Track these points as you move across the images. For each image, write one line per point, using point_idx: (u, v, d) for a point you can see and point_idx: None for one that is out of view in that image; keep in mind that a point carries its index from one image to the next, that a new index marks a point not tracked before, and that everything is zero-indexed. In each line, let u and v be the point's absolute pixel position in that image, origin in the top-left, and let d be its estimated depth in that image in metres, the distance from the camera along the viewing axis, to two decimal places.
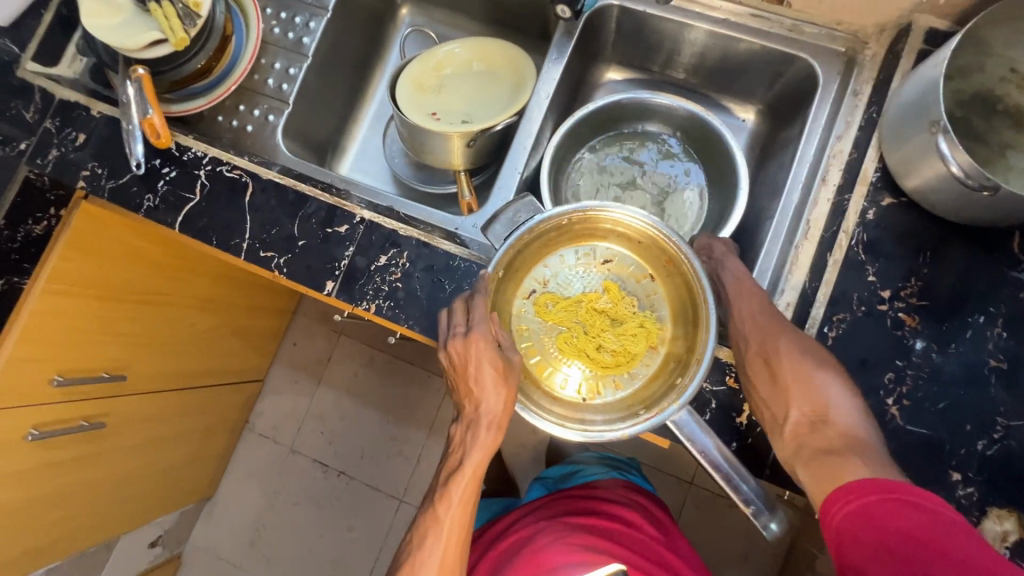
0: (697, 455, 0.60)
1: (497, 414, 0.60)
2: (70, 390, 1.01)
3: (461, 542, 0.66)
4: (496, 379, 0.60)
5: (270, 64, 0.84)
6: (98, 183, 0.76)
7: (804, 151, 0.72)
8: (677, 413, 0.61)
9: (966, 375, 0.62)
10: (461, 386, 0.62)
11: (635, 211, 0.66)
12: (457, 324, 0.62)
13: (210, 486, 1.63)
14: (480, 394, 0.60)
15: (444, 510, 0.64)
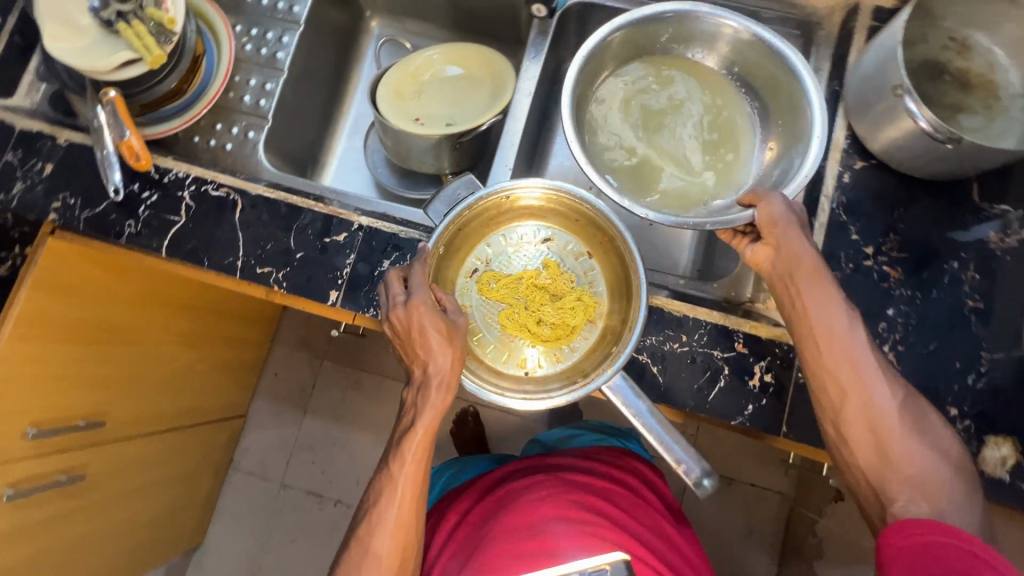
0: (631, 419, 0.62)
1: (446, 374, 0.58)
2: (44, 442, 0.94)
3: (417, 507, 0.64)
4: (442, 340, 0.58)
5: (245, 81, 0.83)
6: (72, 214, 0.72)
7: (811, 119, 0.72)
8: (610, 382, 0.62)
9: (949, 317, 0.67)
10: (408, 350, 0.61)
11: (557, 182, 0.64)
12: (395, 291, 0.61)
13: (198, 534, 1.54)
14: (427, 355, 0.59)
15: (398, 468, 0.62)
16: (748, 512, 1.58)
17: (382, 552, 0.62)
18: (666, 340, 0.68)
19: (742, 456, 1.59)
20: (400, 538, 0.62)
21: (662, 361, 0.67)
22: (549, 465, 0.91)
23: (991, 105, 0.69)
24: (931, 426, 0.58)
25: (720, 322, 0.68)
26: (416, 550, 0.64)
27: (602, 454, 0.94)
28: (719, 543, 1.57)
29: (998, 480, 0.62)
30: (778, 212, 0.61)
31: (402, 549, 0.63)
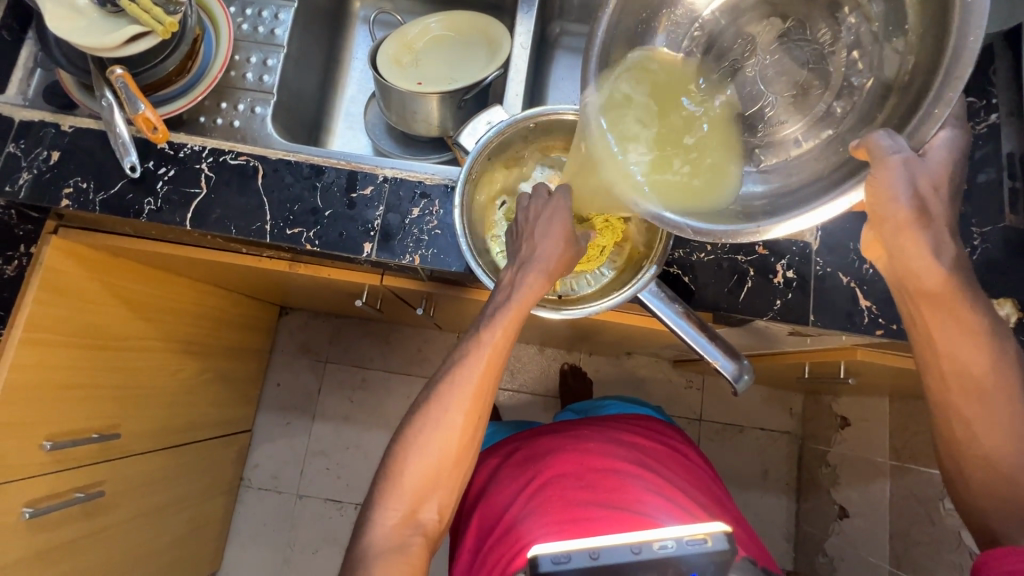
0: (669, 324, 0.63)
1: (543, 260, 0.62)
2: (60, 457, 0.90)
3: (495, 380, 0.66)
4: (558, 233, 0.63)
5: (245, 59, 0.84)
6: (86, 198, 0.71)
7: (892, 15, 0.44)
8: (644, 287, 0.64)
9: None
10: (514, 240, 0.67)
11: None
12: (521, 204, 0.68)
13: (214, 559, 1.47)
14: (540, 242, 0.63)
15: (488, 335, 0.64)
16: (762, 455, 1.63)
17: (456, 415, 0.65)
18: (693, 251, 0.71)
19: (748, 403, 1.65)
20: (474, 406, 0.65)
21: (692, 271, 0.71)
22: (597, 427, 0.96)
23: None
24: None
25: None
26: (486, 420, 0.68)
27: (634, 419, 1.00)
28: (738, 490, 1.61)
29: None
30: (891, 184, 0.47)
31: (478, 417, 0.66)
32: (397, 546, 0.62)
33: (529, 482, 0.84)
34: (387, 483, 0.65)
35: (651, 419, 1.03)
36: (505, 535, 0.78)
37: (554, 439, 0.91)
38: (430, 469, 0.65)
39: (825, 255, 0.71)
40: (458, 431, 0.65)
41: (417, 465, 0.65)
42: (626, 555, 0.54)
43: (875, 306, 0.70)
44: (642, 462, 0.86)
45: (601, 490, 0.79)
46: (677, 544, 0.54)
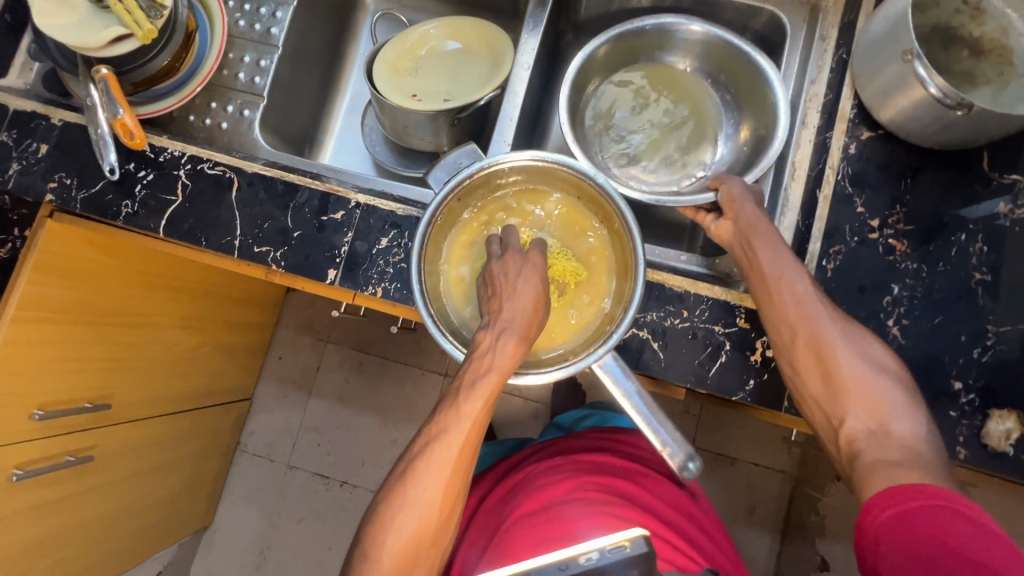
0: (620, 400, 0.60)
1: (520, 325, 0.58)
2: (52, 425, 0.95)
3: (473, 455, 0.63)
4: (534, 301, 0.60)
5: (239, 58, 0.82)
6: (68, 195, 0.72)
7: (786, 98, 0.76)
8: (599, 362, 0.60)
9: (956, 290, 0.66)
10: (487, 295, 0.62)
11: (536, 154, 0.62)
12: (493, 251, 0.64)
13: (207, 514, 1.57)
14: (510, 298, 0.59)
15: (468, 406, 0.60)
16: (753, 490, 1.58)
17: (432, 493, 0.61)
18: (667, 316, 0.67)
19: (744, 435, 1.60)
20: (454, 482, 0.62)
21: (663, 337, 0.67)
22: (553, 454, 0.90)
23: (1002, 73, 0.67)
24: (878, 363, 0.58)
25: (722, 297, 0.67)
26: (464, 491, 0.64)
27: (591, 437, 0.93)
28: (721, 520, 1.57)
29: (1001, 454, 0.62)
30: (736, 191, 0.67)
31: (458, 486, 0.62)
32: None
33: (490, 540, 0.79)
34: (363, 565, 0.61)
35: (610, 429, 0.96)
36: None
37: (518, 485, 0.86)
38: (409, 544, 0.61)
39: None
40: (436, 508, 0.61)
41: (394, 545, 0.61)
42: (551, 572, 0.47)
43: None
44: (596, 487, 0.79)
45: (552, 522, 0.73)
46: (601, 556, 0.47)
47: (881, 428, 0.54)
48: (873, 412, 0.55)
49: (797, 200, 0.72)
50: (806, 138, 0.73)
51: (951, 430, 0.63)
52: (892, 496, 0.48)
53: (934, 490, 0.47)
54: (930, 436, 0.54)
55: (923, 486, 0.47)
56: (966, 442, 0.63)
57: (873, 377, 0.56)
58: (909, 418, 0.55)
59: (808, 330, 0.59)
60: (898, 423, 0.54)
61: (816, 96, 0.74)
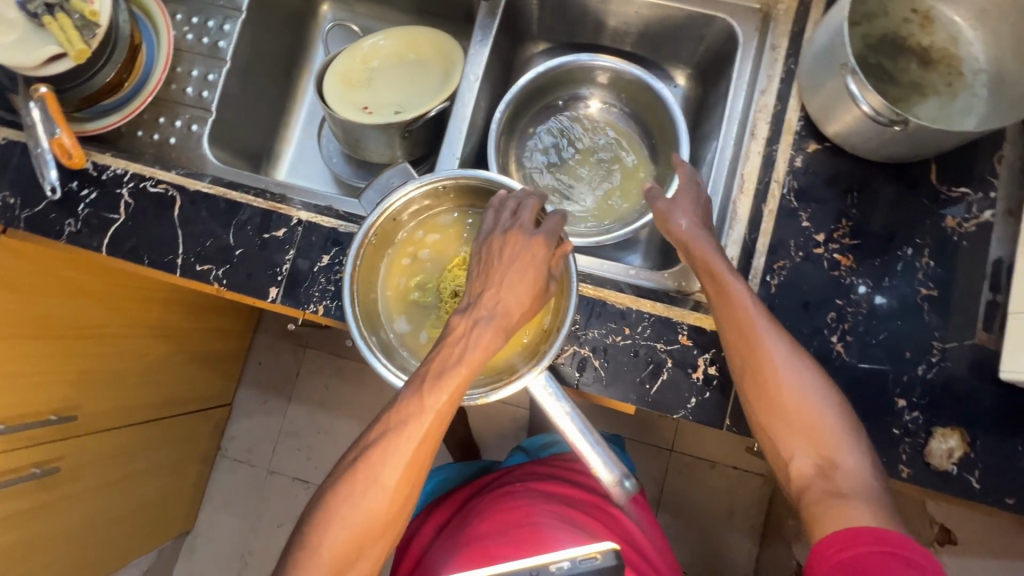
0: (555, 419, 0.60)
1: (505, 316, 0.56)
2: (15, 438, 0.95)
3: (434, 447, 0.60)
4: (528, 291, 0.57)
5: (187, 72, 0.81)
6: (11, 214, 0.72)
7: (732, 108, 0.75)
8: (535, 378, 0.59)
9: (901, 305, 0.65)
10: (477, 274, 0.59)
11: (421, 181, 0.62)
12: (504, 220, 0.60)
13: (188, 519, 1.58)
14: (503, 287, 0.57)
15: (431, 399, 0.56)
16: (732, 494, 1.57)
17: (386, 486, 0.59)
18: (608, 333, 0.66)
19: (724, 438, 1.59)
20: (404, 482, 0.59)
21: (604, 355, 0.66)
22: (521, 478, 0.92)
23: (950, 83, 0.66)
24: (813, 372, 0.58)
25: (664, 313, 0.66)
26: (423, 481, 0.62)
27: (562, 461, 0.96)
28: (701, 524, 1.57)
29: (944, 473, 0.61)
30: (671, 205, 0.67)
31: (410, 487, 0.60)
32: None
33: (457, 548, 0.81)
34: (302, 550, 0.59)
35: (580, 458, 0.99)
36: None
37: (483, 502, 0.89)
38: (353, 538, 0.59)
39: None
40: (388, 497, 0.59)
41: (340, 537, 0.59)
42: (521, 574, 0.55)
43: None
44: (568, 514, 0.81)
45: (521, 541, 0.75)
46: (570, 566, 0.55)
47: (824, 459, 0.55)
48: (816, 444, 0.55)
49: (745, 214, 0.69)
50: (755, 149, 0.71)
51: (894, 449, 0.62)
52: (845, 536, 0.50)
53: (883, 533, 0.49)
54: (874, 468, 0.54)
55: (874, 529, 0.49)
56: (909, 461, 0.62)
57: (802, 376, 0.57)
58: (833, 412, 0.56)
59: (753, 354, 0.58)
60: (843, 454, 0.55)
61: (765, 107, 0.72)
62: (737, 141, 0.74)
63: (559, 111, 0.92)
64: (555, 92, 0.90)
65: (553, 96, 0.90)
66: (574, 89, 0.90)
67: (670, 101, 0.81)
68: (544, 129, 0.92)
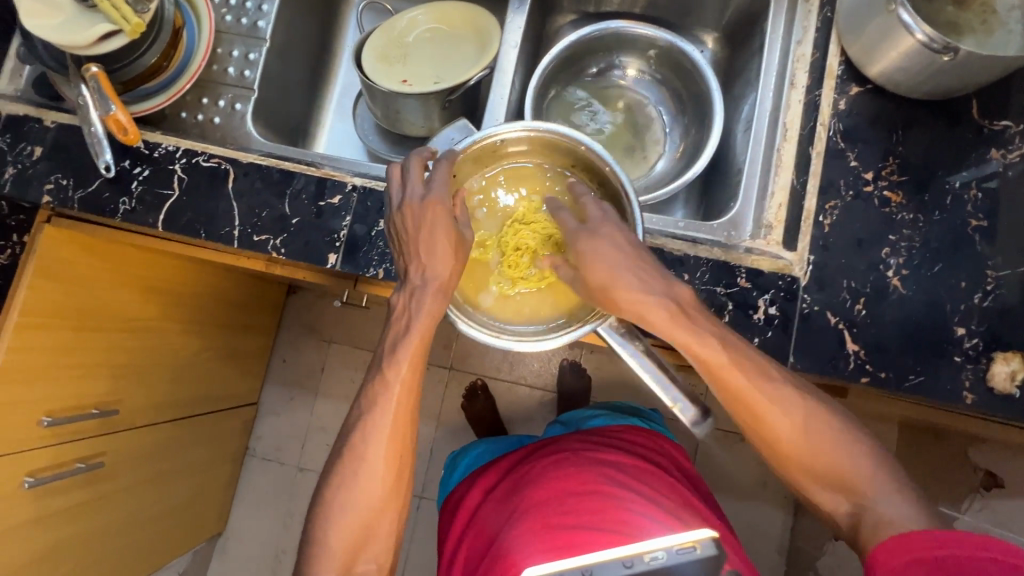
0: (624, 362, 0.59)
1: (440, 282, 0.61)
2: (60, 431, 0.95)
3: (411, 414, 0.66)
4: (448, 251, 0.61)
5: (228, 52, 0.82)
6: (65, 195, 0.73)
7: (769, 61, 0.77)
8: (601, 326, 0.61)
9: (952, 236, 0.66)
10: (400, 250, 0.64)
11: (525, 124, 0.63)
12: (401, 188, 0.63)
13: (220, 520, 1.57)
14: (427, 260, 0.62)
15: (393, 374, 0.63)
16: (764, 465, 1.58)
17: (378, 465, 0.64)
18: None
19: None
20: (392, 463, 0.65)
21: None
22: (579, 444, 0.91)
23: (986, 20, 0.68)
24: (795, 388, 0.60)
25: (722, 258, 0.68)
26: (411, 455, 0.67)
27: (620, 433, 0.95)
28: (734, 500, 1.56)
29: (1007, 395, 0.62)
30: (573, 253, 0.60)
31: (398, 463, 0.65)
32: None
33: (516, 512, 0.81)
34: (320, 531, 0.65)
35: (641, 430, 0.98)
36: (493, 561, 0.75)
37: (537, 465, 0.88)
38: (359, 525, 0.64)
39: (814, 292, 0.66)
40: (383, 472, 0.64)
41: (352, 517, 0.64)
42: (618, 569, 0.55)
43: (863, 351, 0.65)
44: (635, 485, 0.81)
45: (590, 513, 0.75)
46: (668, 556, 0.55)
47: (859, 506, 0.58)
48: (847, 490, 0.59)
49: (791, 159, 0.71)
50: (796, 98, 0.73)
51: (957, 376, 0.64)
52: (904, 541, 0.52)
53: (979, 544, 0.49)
54: (908, 499, 0.56)
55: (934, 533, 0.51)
56: (972, 386, 0.63)
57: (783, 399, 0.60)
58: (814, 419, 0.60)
59: (766, 423, 0.61)
60: (882, 506, 0.56)
61: (803, 56, 0.74)
62: (776, 92, 0.76)
63: (591, 79, 0.94)
64: (588, 60, 0.91)
65: (588, 61, 0.91)
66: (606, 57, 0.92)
67: (701, 63, 0.83)
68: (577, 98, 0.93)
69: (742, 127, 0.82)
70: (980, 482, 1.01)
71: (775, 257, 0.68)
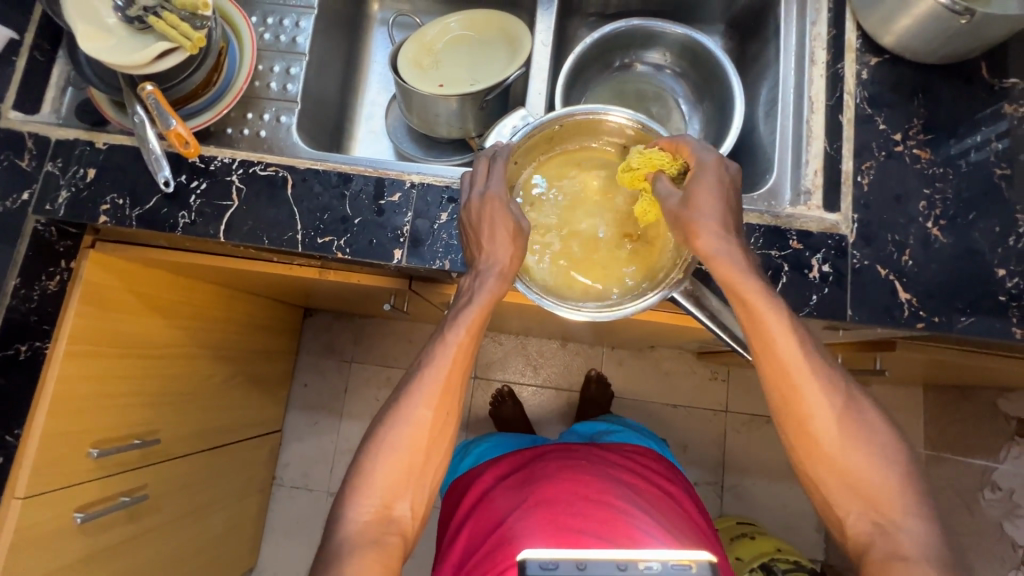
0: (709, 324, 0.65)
1: (499, 270, 0.64)
2: (106, 463, 0.92)
3: (463, 377, 0.65)
4: (508, 238, 0.64)
5: (269, 68, 0.85)
6: (122, 214, 0.73)
7: (787, 42, 0.82)
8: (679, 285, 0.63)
9: (982, 186, 0.71)
10: (470, 236, 0.67)
11: (634, 114, 0.67)
12: (477, 183, 0.67)
13: (252, 555, 1.51)
14: (490, 248, 0.64)
15: (452, 335, 0.63)
16: None
17: (421, 422, 0.63)
18: None
19: None
20: (433, 427, 0.63)
21: None
22: (594, 456, 0.87)
23: None
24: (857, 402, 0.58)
25: (772, 223, 0.71)
26: (457, 418, 0.65)
27: (631, 455, 0.91)
28: (771, 483, 1.50)
29: None
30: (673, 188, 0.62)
31: (446, 416, 0.64)
32: (371, 543, 0.58)
33: (523, 503, 0.76)
34: (359, 473, 0.62)
35: (660, 458, 0.94)
36: (493, 548, 0.70)
37: (549, 465, 0.83)
38: (397, 470, 0.62)
39: (862, 248, 0.70)
40: (428, 427, 0.63)
41: (388, 468, 0.62)
42: (610, 570, 0.46)
43: (916, 299, 0.68)
44: (644, 505, 0.76)
45: (597, 519, 0.70)
46: (662, 567, 0.46)
47: (880, 516, 0.54)
48: (872, 501, 0.55)
49: (822, 129, 0.75)
50: (818, 73, 0.78)
51: (1004, 314, 0.67)
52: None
53: None
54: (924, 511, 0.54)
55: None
56: (1020, 322, 0.67)
57: (851, 413, 0.57)
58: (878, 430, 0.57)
59: (801, 394, 0.57)
60: (904, 515, 0.54)
61: (820, 35, 0.79)
62: (797, 70, 0.81)
63: (613, 74, 0.99)
64: (609, 55, 0.96)
65: (613, 55, 0.96)
66: (624, 52, 0.96)
67: (715, 49, 0.88)
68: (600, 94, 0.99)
69: (763, 115, 0.86)
70: (1015, 430, 1.04)
71: (819, 219, 0.72)
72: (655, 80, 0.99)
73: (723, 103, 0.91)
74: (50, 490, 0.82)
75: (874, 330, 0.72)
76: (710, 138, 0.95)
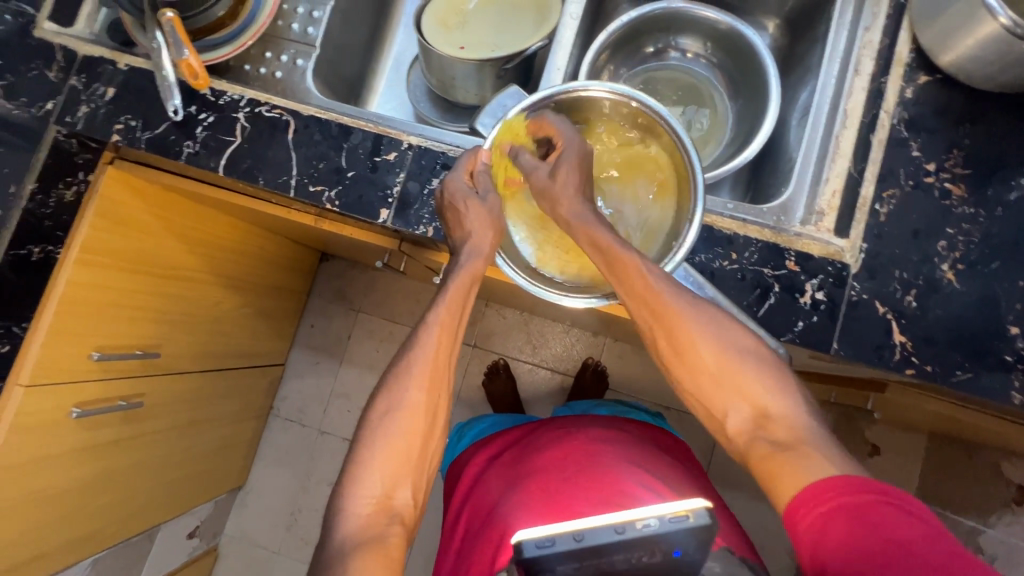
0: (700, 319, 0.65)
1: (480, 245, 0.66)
2: (107, 366, 0.98)
3: (452, 357, 0.65)
4: (489, 223, 0.66)
5: (293, 9, 0.85)
6: (133, 135, 0.76)
7: (834, 46, 0.76)
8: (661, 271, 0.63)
9: (1014, 235, 0.65)
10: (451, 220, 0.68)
11: (615, 85, 0.67)
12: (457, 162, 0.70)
13: (241, 474, 1.61)
14: (469, 226, 0.66)
15: (433, 316, 0.64)
16: None
17: (413, 407, 0.62)
18: (716, 258, 0.67)
19: None
20: (426, 415, 0.62)
21: (711, 278, 0.67)
22: (582, 421, 0.84)
23: None
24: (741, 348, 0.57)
25: (772, 239, 0.67)
26: (448, 398, 0.65)
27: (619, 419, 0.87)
28: (754, 503, 1.47)
29: None
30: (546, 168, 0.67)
31: (437, 399, 0.63)
32: (373, 538, 0.56)
33: (515, 481, 0.74)
34: (353, 471, 0.60)
35: (654, 424, 0.90)
36: (487, 528, 0.69)
37: (545, 435, 0.81)
38: (392, 467, 0.60)
39: (864, 280, 0.66)
40: (421, 411, 0.62)
41: (383, 458, 0.60)
42: (607, 535, 0.47)
43: (911, 343, 0.64)
44: (637, 460, 0.74)
45: (590, 485, 0.69)
46: (660, 523, 0.47)
47: (760, 417, 0.54)
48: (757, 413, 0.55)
49: (850, 146, 0.70)
50: (860, 85, 0.71)
51: (1006, 375, 0.62)
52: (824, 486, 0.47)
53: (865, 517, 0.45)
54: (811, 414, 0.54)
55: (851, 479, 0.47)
56: (1022, 388, 0.62)
57: (741, 365, 0.56)
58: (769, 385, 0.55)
59: (674, 331, 0.58)
60: None
61: (871, 43, 0.72)
62: (839, 78, 0.74)
63: (646, 57, 0.94)
64: (644, 36, 0.90)
65: (647, 39, 0.91)
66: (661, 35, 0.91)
67: (757, 41, 0.82)
68: (629, 77, 0.94)
69: (795, 123, 0.80)
70: (1011, 497, 1.03)
71: (824, 243, 0.67)
72: (692, 68, 0.93)
73: (756, 103, 0.86)
74: (50, 384, 0.89)
75: (862, 368, 0.68)
76: (735, 139, 0.90)
